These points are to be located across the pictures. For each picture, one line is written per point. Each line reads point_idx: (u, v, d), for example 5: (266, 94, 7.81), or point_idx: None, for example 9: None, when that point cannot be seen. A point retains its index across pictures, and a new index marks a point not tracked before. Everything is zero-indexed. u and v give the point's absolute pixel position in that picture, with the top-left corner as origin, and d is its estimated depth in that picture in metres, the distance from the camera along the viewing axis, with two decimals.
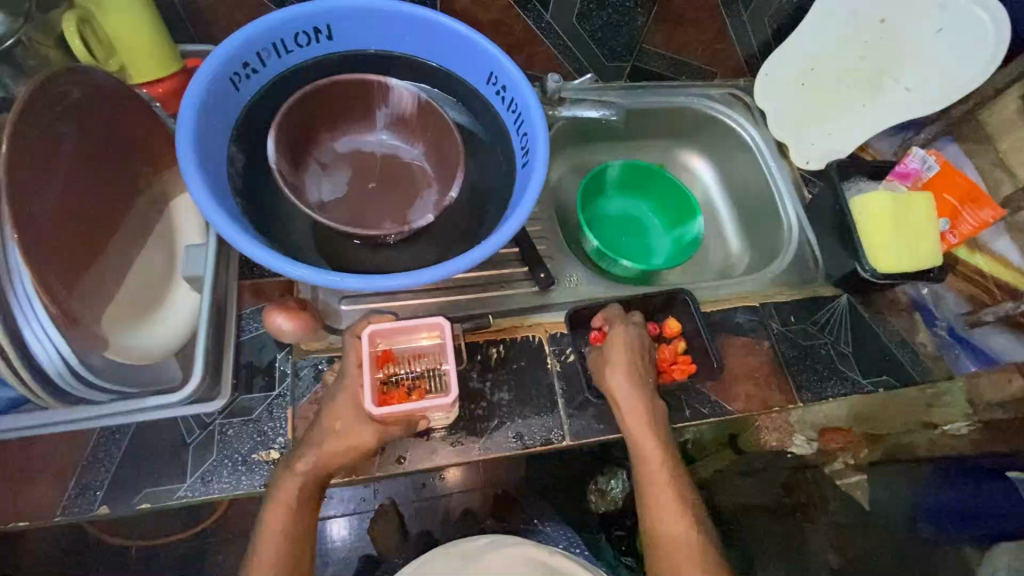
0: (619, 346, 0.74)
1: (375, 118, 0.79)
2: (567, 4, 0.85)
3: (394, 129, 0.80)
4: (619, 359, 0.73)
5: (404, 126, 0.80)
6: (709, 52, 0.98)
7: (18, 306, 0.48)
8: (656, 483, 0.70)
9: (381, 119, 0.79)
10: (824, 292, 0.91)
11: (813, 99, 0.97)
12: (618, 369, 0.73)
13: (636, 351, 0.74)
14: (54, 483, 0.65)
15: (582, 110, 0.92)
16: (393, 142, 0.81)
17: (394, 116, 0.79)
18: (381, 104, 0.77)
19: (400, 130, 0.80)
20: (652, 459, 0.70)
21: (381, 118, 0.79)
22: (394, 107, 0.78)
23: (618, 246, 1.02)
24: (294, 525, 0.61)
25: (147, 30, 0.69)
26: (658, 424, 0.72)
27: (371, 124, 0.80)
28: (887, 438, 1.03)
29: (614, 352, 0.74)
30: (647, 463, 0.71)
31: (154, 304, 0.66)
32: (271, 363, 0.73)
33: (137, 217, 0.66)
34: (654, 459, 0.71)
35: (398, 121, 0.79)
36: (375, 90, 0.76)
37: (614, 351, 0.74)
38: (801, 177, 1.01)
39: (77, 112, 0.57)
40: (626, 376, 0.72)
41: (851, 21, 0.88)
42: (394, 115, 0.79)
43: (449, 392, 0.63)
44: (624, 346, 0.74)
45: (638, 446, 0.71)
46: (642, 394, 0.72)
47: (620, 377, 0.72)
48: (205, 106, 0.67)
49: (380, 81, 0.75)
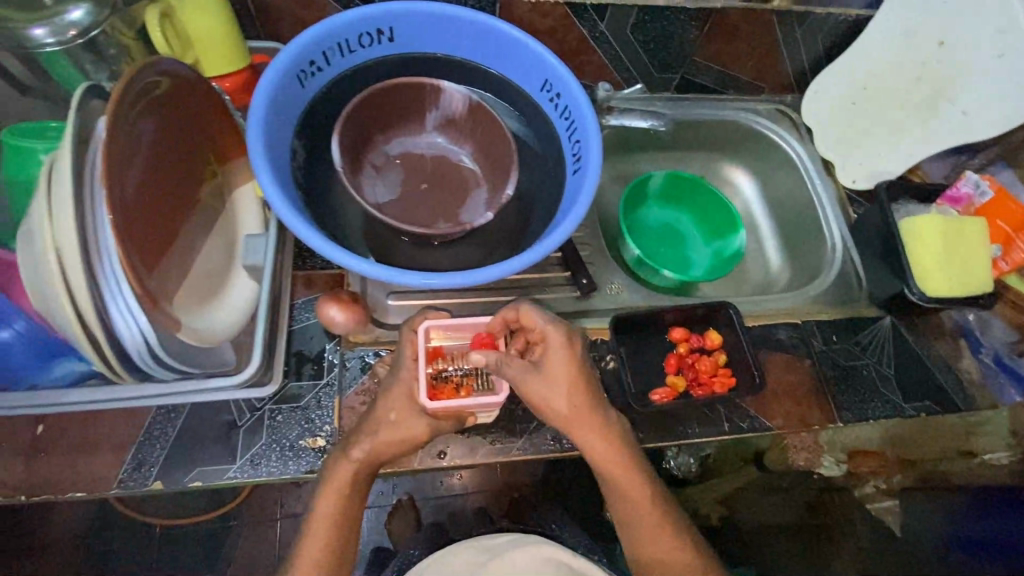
0: (550, 365, 0.65)
1: (425, 120, 0.81)
2: (623, 15, 0.86)
3: (445, 129, 0.82)
4: (554, 388, 0.65)
5: (455, 128, 0.81)
6: (759, 66, 0.98)
7: (107, 285, 0.50)
8: (635, 505, 0.69)
9: (431, 121, 0.81)
10: (868, 312, 0.89)
11: (861, 119, 0.98)
12: (559, 394, 0.65)
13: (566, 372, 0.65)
14: (110, 457, 0.66)
15: (630, 119, 0.95)
16: (443, 143, 0.82)
17: (445, 117, 0.80)
18: (432, 106, 0.79)
19: (451, 132, 0.82)
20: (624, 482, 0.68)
21: (432, 120, 0.81)
22: (445, 109, 0.79)
23: (657, 256, 1.01)
24: (349, 507, 0.65)
25: (220, 26, 0.71)
26: (622, 444, 0.68)
27: (422, 125, 0.81)
28: (926, 467, 0.99)
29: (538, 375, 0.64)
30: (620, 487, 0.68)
31: (217, 290, 0.69)
32: (321, 353, 0.74)
33: (204, 205, 0.69)
34: (637, 492, 0.69)
35: (449, 122, 0.81)
36: (429, 92, 0.77)
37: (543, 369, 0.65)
38: (847, 197, 1.00)
39: (163, 103, 0.60)
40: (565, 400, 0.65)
41: (906, 41, 0.90)
42: (445, 116, 0.80)
43: (500, 390, 0.66)
44: (561, 360, 0.65)
45: (604, 470, 0.68)
46: (584, 418, 0.66)
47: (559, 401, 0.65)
48: (273, 102, 0.69)
49: (434, 83, 0.76)
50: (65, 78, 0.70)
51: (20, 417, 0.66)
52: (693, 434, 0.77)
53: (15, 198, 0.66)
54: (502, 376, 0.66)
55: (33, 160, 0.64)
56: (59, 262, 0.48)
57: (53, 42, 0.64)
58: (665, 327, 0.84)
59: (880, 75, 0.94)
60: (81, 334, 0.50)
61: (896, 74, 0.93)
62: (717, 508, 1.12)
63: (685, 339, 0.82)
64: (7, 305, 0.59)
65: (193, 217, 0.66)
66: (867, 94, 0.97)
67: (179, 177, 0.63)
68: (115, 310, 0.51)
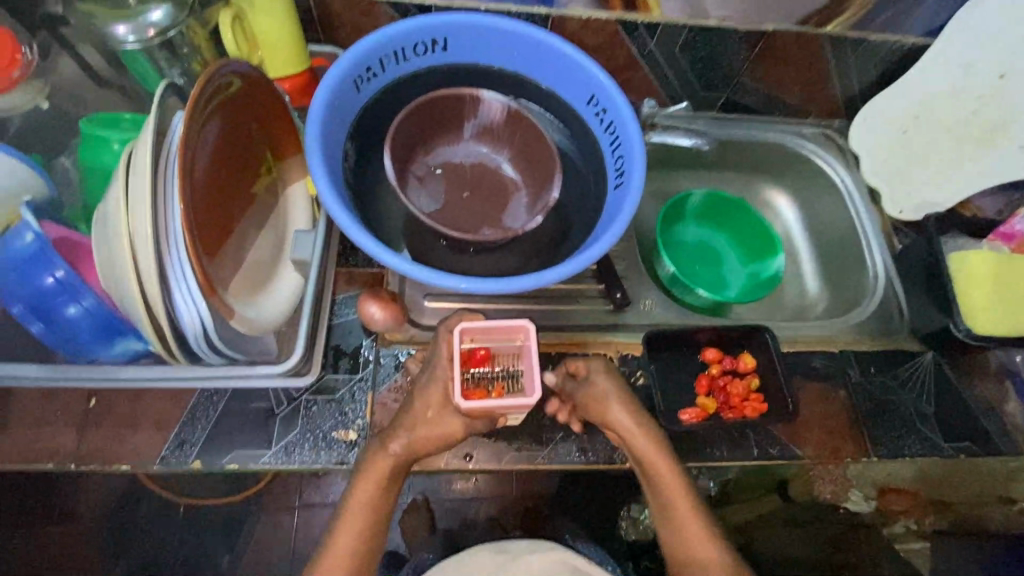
0: (607, 393, 0.71)
1: (463, 130, 0.82)
2: (673, 34, 0.87)
3: (481, 138, 0.83)
4: (622, 416, 0.70)
5: (492, 136, 0.83)
6: (808, 90, 0.97)
7: (173, 271, 0.54)
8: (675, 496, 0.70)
9: (467, 131, 0.82)
10: (908, 346, 0.87)
11: (912, 148, 0.96)
12: (614, 403, 0.71)
13: (631, 403, 0.71)
14: (154, 435, 0.69)
15: (672, 137, 0.91)
16: (479, 151, 0.84)
17: (482, 127, 0.82)
18: (470, 117, 0.80)
19: (491, 140, 0.83)
20: (684, 514, 0.70)
21: (468, 129, 0.82)
22: (483, 119, 0.81)
23: (691, 274, 1.00)
24: (381, 499, 0.66)
25: (286, 30, 0.75)
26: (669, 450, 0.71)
27: (458, 135, 0.83)
28: (960, 510, 1.01)
29: (602, 400, 0.71)
30: (679, 519, 0.70)
31: (265, 282, 0.72)
32: (358, 348, 0.77)
33: (259, 200, 0.73)
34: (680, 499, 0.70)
35: (485, 131, 0.82)
36: (467, 102, 0.78)
37: (608, 397, 0.71)
38: (892, 227, 0.98)
39: (231, 104, 0.63)
40: (637, 428, 0.70)
41: (965, 74, 0.89)
42: (482, 126, 0.82)
43: (531, 392, 0.65)
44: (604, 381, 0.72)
45: (670, 493, 0.70)
46: (655, 434, 0.70)
47: (633, 428, 0.70)
48: (330, 105, 0.72)
49: (473, 94, 0.77)
50: (140, 74, 0.74)
51: (75, 390, 0.70)
52: (722, 458, 0.76)
53: (88, 184, 0.70)
54: (533, 378, 0.65)
55: (106, 149, 0.68)
56: (132, 245, 0.52)
57: (134, 39, 0.69)
58: (698, 346, 0.84)
59: (935, 105, 0.93)
60: (145, 314, 0.54)
61: (948, 104, 0.92)
62: (734, 536, 1.10)
63: (718, 361, 0.82)
64: (78, 282, 0.60)
65: (248, 210, 0.70)
66: (919, 124, 0.95)
67: (238, 172, 0.67)
68: (176, 293, 0.55)
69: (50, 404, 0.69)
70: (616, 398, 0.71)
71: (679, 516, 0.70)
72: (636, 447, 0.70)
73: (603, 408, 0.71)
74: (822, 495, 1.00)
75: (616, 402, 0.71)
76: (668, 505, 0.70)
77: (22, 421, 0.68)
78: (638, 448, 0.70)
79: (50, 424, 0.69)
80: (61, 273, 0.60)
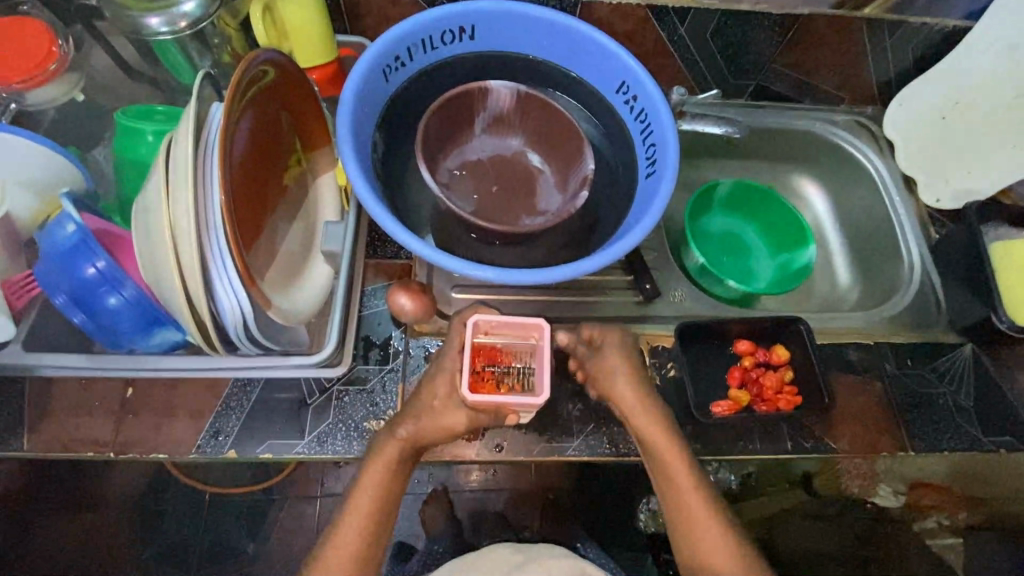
0: (621, 370, 0.70)
1: (484, 122, 0.81)
2: (704, 19, 0.85)
3: (494, 131, 0.83)
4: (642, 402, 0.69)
5: (505, 126, 0.82)
6: (842, 76, 0.95)
7: (215, 263, 0.55)
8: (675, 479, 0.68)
9: (478, 125, 0.81)
10: (946, 338, 0.85)
11: (950, 136, 0.94)
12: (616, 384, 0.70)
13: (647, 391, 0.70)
14: (190, 424, 0.70)
15: (703, 124, 0.87)
16: (494, 144, 0.83)
17: (493, 118, 0.81)
18: (480, 110, 0.80)
19: (506, 131, 0.83)
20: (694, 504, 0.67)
21: (479, 123, 0.81)
22: (494, 110, 0.80)
23: (720, 267, 0.98)
24: (392, 484, 0.65)
25: (316, 22, 0.74)
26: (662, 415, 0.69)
27: (470, 131, 0.81)
28: (992, 503, 1.00)
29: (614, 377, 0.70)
30: (689, 511, 0.67)
31: (298, 274, 0.73)
32: (387, 339, 0.77)
33: (290, 193, 0.73)
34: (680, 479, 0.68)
35: (497, 122, 0.82)
36: (476, 95, 0.78)
37: (616, 369, 0.70)
38: (928, 215, 0.95)
39: (261, 95, 0.63)
40: (645, 412, 0.68)
41: (1008, 57, 0.87)
42: (493, 117, 0.81)
43: (539, 392, 0.63)
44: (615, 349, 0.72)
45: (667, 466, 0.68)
46: (648, 408, 0.69)
47: (647, 407, 0.69)
48: (360, 95, 0.72)
49: (480, 86, 0.77)
50: (172, 65, 0.75)
51: (112, 380, 0.70)
52: (754, 450, 0.75)
53: (124, 176, 0.71)
54: (543, 377, 0.63)
55: (141, 141, 0.69)
56: (174, 235, 0.52)
57: (166, 31, 0.69)
58: (729, 338, 0.83)
59: (975, 91, 0.91)
60: (187, 303, 0.55)
61: (990, 90, 0.90)
62: (756, 528, 1.08)
63: (751, 352, 0.81)
64: (118, 271, 0.61)
65: (279, 203, 0.71)
66: (958, 110, 0.93)
67: (269, 164, 0.67)
68: (218, 284, 0.56)
69: (87, 392, 0.69)
70: (627, 383, 0.70)
71: (689, 509, 0.67)
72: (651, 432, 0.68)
73: (611, 385, 0.70)
74: (850, 489, 1.01)
75: (626, 381, 0.70)
76: (679, 494, 0.68)
77: (60, 409, 0.69)
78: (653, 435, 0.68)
79: (87, 413, 0.69)
80: (102, 263, 0.60)
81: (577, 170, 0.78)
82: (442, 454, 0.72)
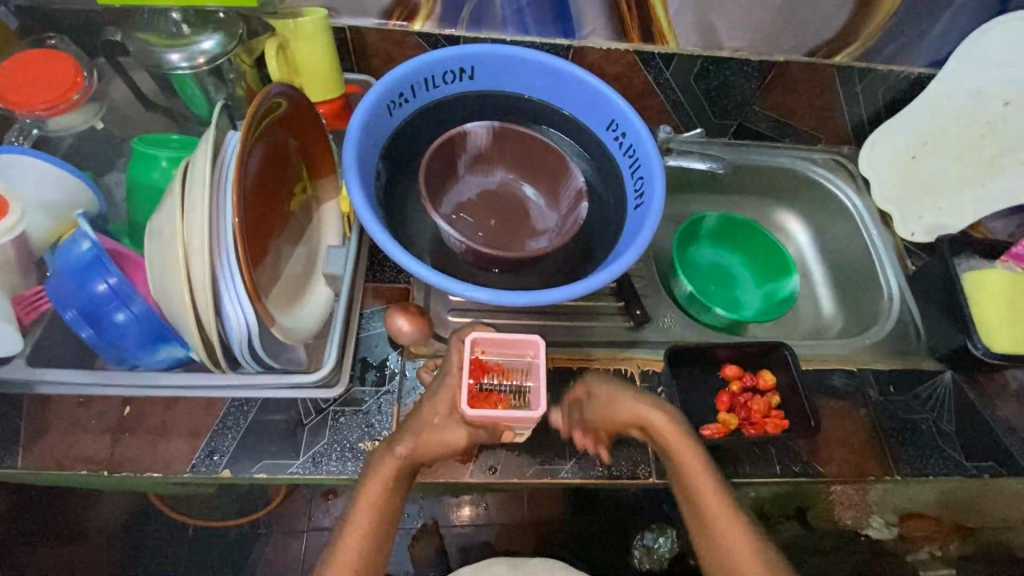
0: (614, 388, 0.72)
1: (471, 162, 0.86)
2: (688, 63, 0.91)
3: (477, 170, 0.87)
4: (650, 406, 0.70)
5: (489, 163, 0.87)
6: (817, 117, 1.01)
7: (224, 277, 0.57)
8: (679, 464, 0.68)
9: (461, 166, 0.86)
10: (926, 365, 0.88)
11: (920, 175, 1.00)
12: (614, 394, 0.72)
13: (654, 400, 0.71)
14: (186, 443, 0.70)
15: (689, 161, 0.93)
16: (481, 181, 0.87)
17: (474, 159, 0.86)
18: (461, 152, 0.84)
19: (489, 167, 0.87)
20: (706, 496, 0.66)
21: (462, 164, 0.85)
22: (473, 150, 0.85)
23: (708, 295, 1.01)
24: (389, 502, 0.65)
25: (325, 61, 0.79)
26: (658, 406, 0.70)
27: (457, 172, 0.85)
28: (982, 534, 1.03)
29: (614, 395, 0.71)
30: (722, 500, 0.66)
31: (299, 297, 0.75)
32: (384, 361, 0.78)
33: (294, 220, 0.76)
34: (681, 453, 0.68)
35: (480, 160, 0.86)
36: (455, 140, 0.83)
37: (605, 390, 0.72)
38: (905, 248, 0.99)
39: (273, 125, 0.68)
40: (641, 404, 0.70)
41: (971, 101, 0.93)
42: (474, 157, 0.86)
43: (535, 407, 0.65)
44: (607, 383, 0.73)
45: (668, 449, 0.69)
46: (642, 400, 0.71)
47: (648, 406, 0.70)
48: (365, 127, 0.76)
49: (459, 130, 0.83)
50: (189, 98, 0.80)
51: (110, 398, 0.71)
52: (745, 475, 0.75)
53: (134, 200, 0.74)
54: (540, 392, 0.66)
55: (155, 166, 0.72)
56: (187, 249, 0.55)
57: (185, 65, 0.74)
58: (718, 362, 0.85)
59: (943, 132, 0.97)
60: (195, 315, 0.56)
61: (956, 132, 0.96)
62: None
63: (738, 377, 0.83)
64: (129, 288, 0.64)
65: (285, 227, 0.74)
66: (927, 150, 0.99)
67: (276, 190, 0.71)
68: (226, 298, 0.58)
69: (85, 410, 0.70)
70: (623, 396, 0.71)
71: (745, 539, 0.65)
72: (664, 435, 0.69)
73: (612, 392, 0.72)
74: (845, 522, 1.02)
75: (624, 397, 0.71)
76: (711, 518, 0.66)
77: (57, 426, 0.69)
78: (667, 432, 0.69)
79: (84, 431, 0.69)
80: (113, 279, 0.63)
81: (567, 186, 0.85)
82: (436, 476, 0.72)
